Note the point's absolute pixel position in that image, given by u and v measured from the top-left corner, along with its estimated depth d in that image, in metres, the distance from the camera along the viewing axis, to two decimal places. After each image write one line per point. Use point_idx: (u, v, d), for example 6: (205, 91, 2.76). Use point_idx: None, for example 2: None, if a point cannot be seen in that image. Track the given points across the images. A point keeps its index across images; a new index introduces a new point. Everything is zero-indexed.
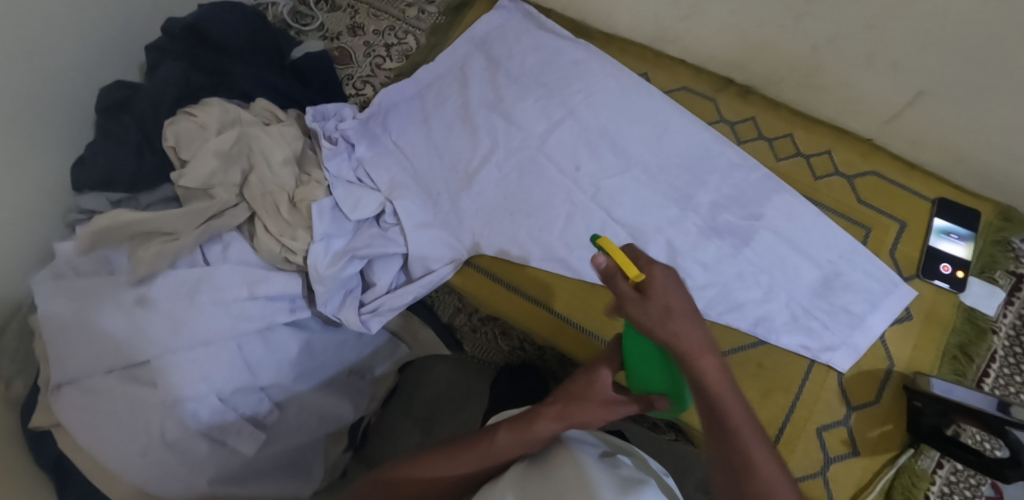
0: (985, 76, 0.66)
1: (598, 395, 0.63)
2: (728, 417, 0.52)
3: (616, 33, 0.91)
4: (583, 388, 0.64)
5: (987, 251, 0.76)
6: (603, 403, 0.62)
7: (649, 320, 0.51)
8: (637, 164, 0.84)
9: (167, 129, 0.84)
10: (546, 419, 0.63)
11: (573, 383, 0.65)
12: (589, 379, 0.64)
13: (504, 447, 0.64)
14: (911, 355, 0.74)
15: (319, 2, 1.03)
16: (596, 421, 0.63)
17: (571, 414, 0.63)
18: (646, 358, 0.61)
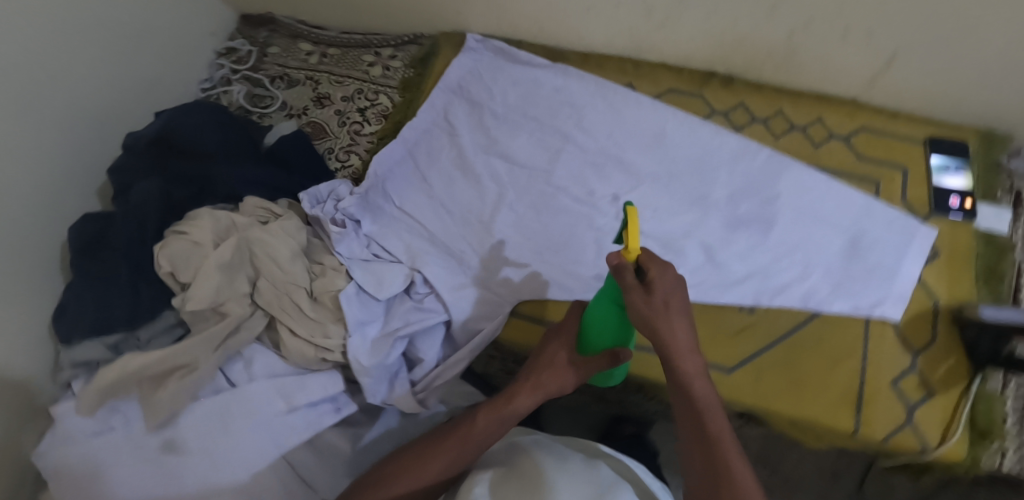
0: (951, 26, 0.71)
1: (562, 357, 0.71)
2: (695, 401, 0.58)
3: (591, 51, 0.91)
4: (550, 358, 0.71)
5: (984, 177, 0.82)
6: (570, 363, 0.70)
7: (643, 308, 0.57)
8: (646, 174, 0.85)
9: (160, 255, 0.77)
10: (519, 394, 0.70)
11: (539, 357, 0.72)
12: (555, 347, 0.72)
13: (483, 430, 0.68)
14: (950, 289, 0.78)
15: (276, 81, 1.01)
16: (567, 381, 0.70)
17: (541, 382, 0.69)
18: (608, 317, 0.66)
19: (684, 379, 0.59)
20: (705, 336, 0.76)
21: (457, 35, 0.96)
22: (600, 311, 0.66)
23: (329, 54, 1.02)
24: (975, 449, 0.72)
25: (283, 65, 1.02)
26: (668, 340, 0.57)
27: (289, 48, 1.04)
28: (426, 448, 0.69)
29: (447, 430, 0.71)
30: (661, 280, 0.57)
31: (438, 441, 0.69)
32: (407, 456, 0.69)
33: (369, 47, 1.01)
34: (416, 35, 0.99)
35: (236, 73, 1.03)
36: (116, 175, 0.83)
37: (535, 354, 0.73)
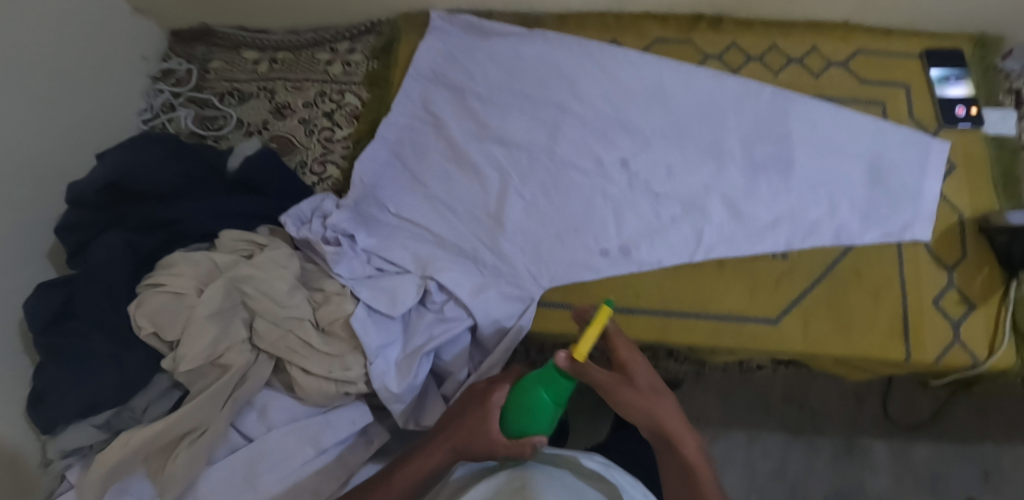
0: None
1: (487, 427, 0.60)
2: (689, 460, 0.57)
3: (568, 12, 0.85)
4: (479, 421, 0.60)
5: (984, 81, 0.81)
6: (489, 435, 0.59)
7: (617, 387, 0.59)
8: (654, 131, 0.79)
9: (138, 316, 0.68)
10: (432, 455, 0.61)
11: (462, 418, 0.62)
12: (481, 415, 0.61)
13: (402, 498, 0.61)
14: (972, 200, 0.77)
15: (225, 97, 0.91)
16: (483, 453, 0.60)
17: (459, 442, 0.61)
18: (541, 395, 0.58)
19: (677, 442, 0.57)
20: (745, 289, 0.73)
21: (420, 15, 0.88)
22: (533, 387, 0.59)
23: (278, 58, 0.92)
24: None
25: (230, 79, 0.92)
26: (652, 414, 0.58)
27: (232, 59, 0.93)
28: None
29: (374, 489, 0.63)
30: (634, 364, 0.61)
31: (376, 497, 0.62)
32: None
33: (322, 43, 0.91)
34: (372, 22, 0.90)
35: (178, 97, 0.92)
36: (66, 234, 0.72)
37: (463, 410, 0.63)
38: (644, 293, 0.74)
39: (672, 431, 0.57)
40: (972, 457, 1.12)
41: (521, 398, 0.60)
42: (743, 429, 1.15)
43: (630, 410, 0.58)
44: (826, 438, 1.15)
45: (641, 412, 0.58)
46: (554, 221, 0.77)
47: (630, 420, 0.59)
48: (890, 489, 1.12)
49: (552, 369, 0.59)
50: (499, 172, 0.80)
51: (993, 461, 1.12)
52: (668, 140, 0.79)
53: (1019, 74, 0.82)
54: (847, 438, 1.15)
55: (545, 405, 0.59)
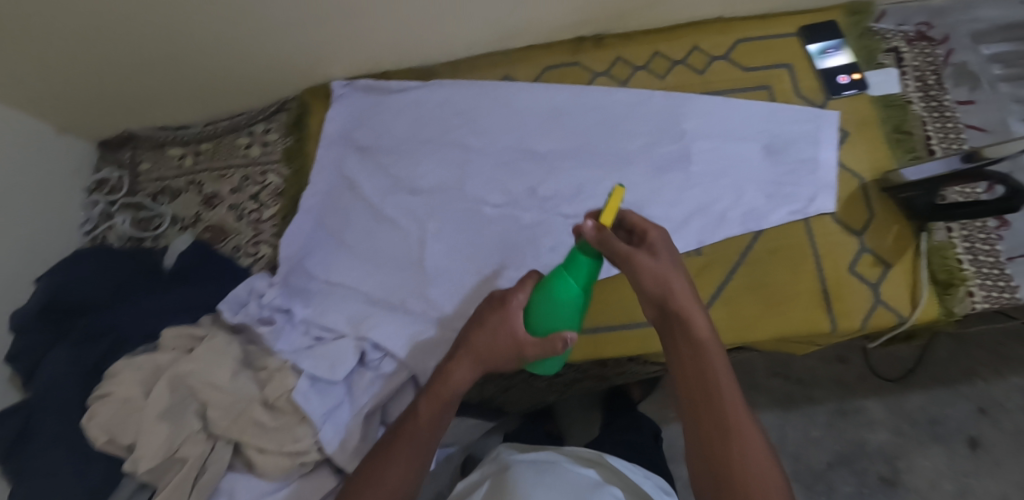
0: None
1: (506, 330, 0.65)
2: (697, 329, 0.61)
3: (459, 58, 0.88)
4: (497, 333, 0.66)
5: (862, 45, 0.83)
6: (511, 337, 0.65)
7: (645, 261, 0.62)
8: (559, 156, 0.82)
9: (91, 429, 0.71)
10: (452, 371, 0.68)
11: (480, 335, 0.67)
12: (503, 317, 0.66)
13: (430, 416, 0.68)
14: (869, 162, 0.79)
15: (158, 197, 0.95)
16: (506, 355, 0.65)
17: (473, 347, 0.67)
18: (572, 295, 0.62)
19: (686, 315, 0.62)
20: None
21: (323, 86, 0.92)
22: (564, 285, 0.62)
23: (201, 151, 0.96)
24: (946, 301, 0.74)
25: (160, 179, 0.96)
26: (663, 284, 0.62)
27: (159, 159, 0.97)
28: (390, 440, 0.68)
29: (400, 421, 0.69)
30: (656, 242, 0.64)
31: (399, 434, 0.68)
32: (377, 452, 0.68)
33: (239, 129, 0.95)
34: (280, 102, 0.94)
35: (114, 204, 0.96)
36: (18, 361, 0.75)
37: (479, 324, 0.67)
38: None
39: (682, 303, 0.62)
40: (966, 395, 1.18)
41: (543, 296, 0.63)
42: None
43: (641, 278, 0.62)
44: (819, 404, 1.20)
45: (657, 280, 0.62)
46: (476, 257, 0.80)
47: (643, 293, 0.63)
48: (891, 442, 1.17)
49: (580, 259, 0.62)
50: (419, 222, 0.83)
51: (988, 397, 1.17)
52: (571, 161, 0.82)
53: (895, 33, 0.85)
54: (839, 400, 1.20)
55: (571, 300, 0.62)
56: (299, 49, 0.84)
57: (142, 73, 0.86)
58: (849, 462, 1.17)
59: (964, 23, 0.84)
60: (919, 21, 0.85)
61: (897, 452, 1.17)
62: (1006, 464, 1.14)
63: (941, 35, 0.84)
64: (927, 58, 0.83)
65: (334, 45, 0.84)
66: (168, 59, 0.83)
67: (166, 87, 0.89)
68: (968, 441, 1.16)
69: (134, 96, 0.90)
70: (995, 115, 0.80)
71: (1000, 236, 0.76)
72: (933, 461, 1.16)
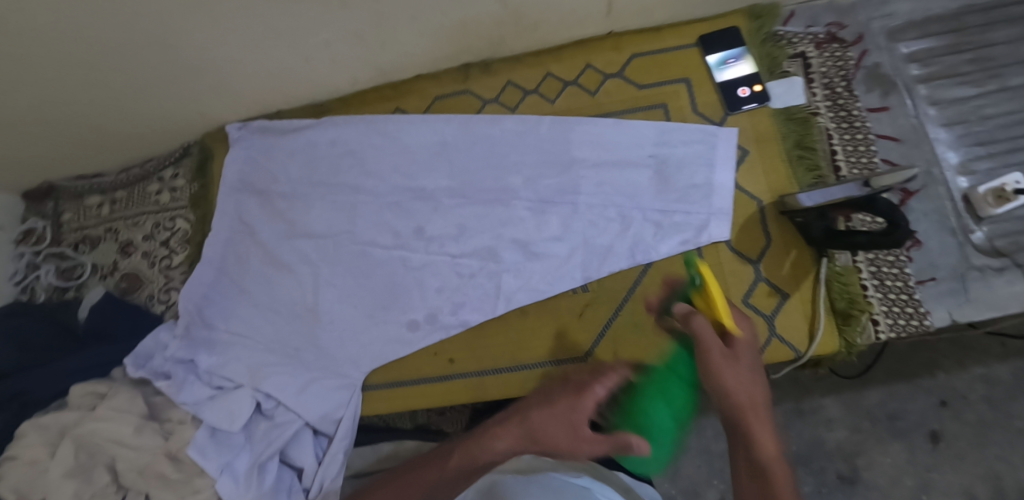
0: None
1: (575, 412, 0.63)
2: (756, 426, 0.60)
3: (347, 93, 0.86)
4: (562, 412, 0.63)
5: (764, 53, 0.78)
6: (575, 422, 0.63)
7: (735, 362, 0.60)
8: (447, 192, 0.80)
9: (3, 488, 0.74)
10: (500, 430, 0.66)
11: (547, 413, 0.64)
12: (571, 402, 0.64)
13: (455, 472, 0.66)
14: (769, 182, 0.74)
15: (80, 246, 0.97)
16: (563, 438, 0.62)
17: (532, 423, 0.64)
18: (670, 407, 0.65)
19: (750, 413, 0.60)
20: (551, 330, 0.74)
21: (222, 128, 0.92)
22: (670, 393, 0.65)
23: (117, 198, 0.97)
24: (845, 333, 0.69)
25: (81, 228, 0.98)
26: (739, 387, 0.61)
27: (79, 209, 0.99)
28: (403, 482, 0.67)
29: (430, 462, 0.67)
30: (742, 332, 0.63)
31: (417, 476, 0.67)
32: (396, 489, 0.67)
33: (149, 175, 0.96)
34: (185, 145, 0.94)
35: (39, 254, 0.97)
36: None
37: (553, 401, 0.65)
38: (456, 357, 0.76)
39: (746, 406, 0.61)
40: (926, 388, 0.95)
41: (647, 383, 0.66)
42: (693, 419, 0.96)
43: (722, 377, 0.60)
44: (774, 404, 0.97)
45: (740, 383, 0.60)
46: (366, 300, 0.80)
47: (715, 390, 0.62)
48: (851, 440, 0.95)
49: (681, 358, 0.65)
50: (312, 266, 0.82)
51: (949, 388, 0.94)
52: (455, 196, 0.80)
53: (803, 36, 0.79)
54: (795, 399, 0.98)
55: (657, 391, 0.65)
56: (186, 100, 0.84)
57: (39, 135, 0.87)
58: (807, 461, 0.95)
59: (876, 20, 0.78)
60: (829, 21, 0.79)
61: (856, 449, 0.95)
62: (970, 458, 0.92)
63: (854, 35, 0.78)
64: (837, 61, 0.78)
65: (219, 94, 0.83)
66: (55, 114, 0.83)
67: (69, 144, 0.90)
68: (927, 435, 0.94)
69: (39, 156, 0.91)
70: (907, 121, 0.75)
71: (909, 258, 0.71)
72: (893, 458, 0.94)
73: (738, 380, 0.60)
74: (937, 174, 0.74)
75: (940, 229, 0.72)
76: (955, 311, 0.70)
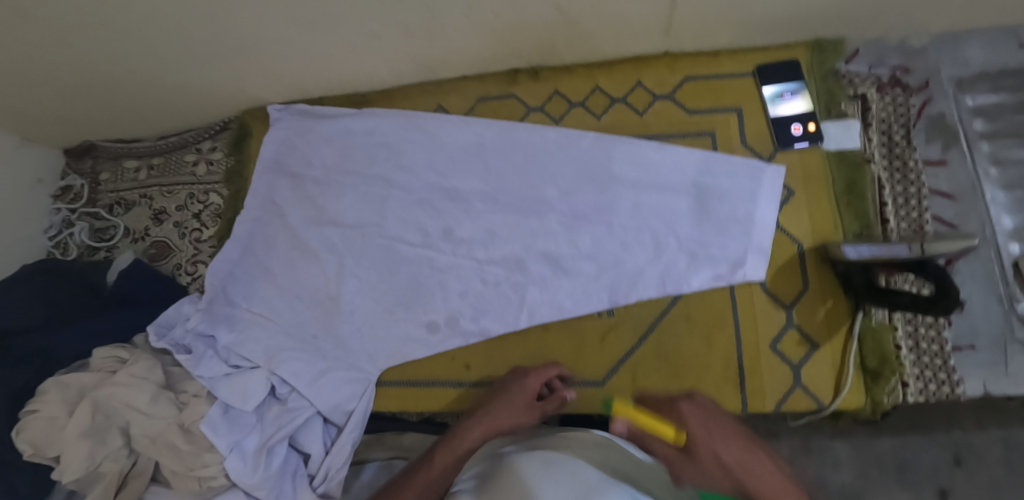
0: None
1: (525, 400, 0.70)
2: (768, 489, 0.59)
3: (390, 86, 0.85)
4: (517, 404, 0.69)
5: (823, 90, 0.75)
6: (529, 406, 0.69)
7: (697, 423, 0.65)
8: (480, 196, 0.79)
9: (20, 440, 0.76)
10: (472, 434, 0.68)
11: (505, 408, 0.69)
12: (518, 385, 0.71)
13: (443, 467, 0.66)
14: (812, 226, 0.72)
15: (115, 207, 0.99)
16: (526, 428, 0.69)
17: (491, 408, 0.69)
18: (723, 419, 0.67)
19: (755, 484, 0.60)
20: (570, 351, 0.74)
21: (264, 108, 0.92)
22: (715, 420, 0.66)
23: (154, 164, 0.98)
24: (872, 391, 0.68)
25: (117, 190, 0.99)
26: (717, 456, 0.62)
27: (116, 171, 1.00)
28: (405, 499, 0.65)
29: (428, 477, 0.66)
30: (689, 415, 0.66)
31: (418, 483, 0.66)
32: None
33: (188, 145, 0.97)
34: (226, 120, 0.95)
35: (76, 212, 1.00)
36: None
37: (503, 401, 0.69)
38: (472, 365, 0.77)
39: (738, 466, 0.62)
40: (941, 441, 0.86)
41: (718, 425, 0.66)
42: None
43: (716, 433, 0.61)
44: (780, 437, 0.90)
45: (715, 458, 0.62)
46: (388, 296, 0.80)
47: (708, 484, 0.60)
48: (856, 484, 0.87)
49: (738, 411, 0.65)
50: (337, 255, 0.82)
51: (966, 445, 0.85)
52: (485, 201, 0.79)
53: (866, 77, 0.76)
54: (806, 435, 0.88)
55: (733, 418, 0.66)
56: (231, 76, 0.84)
57: (83, 94, 0.87)
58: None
59: (946, 67, 0.74)
60: (895, 64, 0.76)
61: (859, 494, 0.87)
62: None
63: (920, 80, 0.75)
64: (898, 107, 0.75)
65: (264, 74, 0.83)
66: (107, 79, 0.84)
67: (114, 106, 0.90)
68: (937, 493, 0.85)
69: (80, 114, 0.92)
70: (966, 179, 0.72)
71: (948, 322, 0.69)
72: None
73: (712, 453, 0.62)
74: (990, 237, 0.71)
75: (986, 294, 0.70)
76: (991, 383, 0.68)
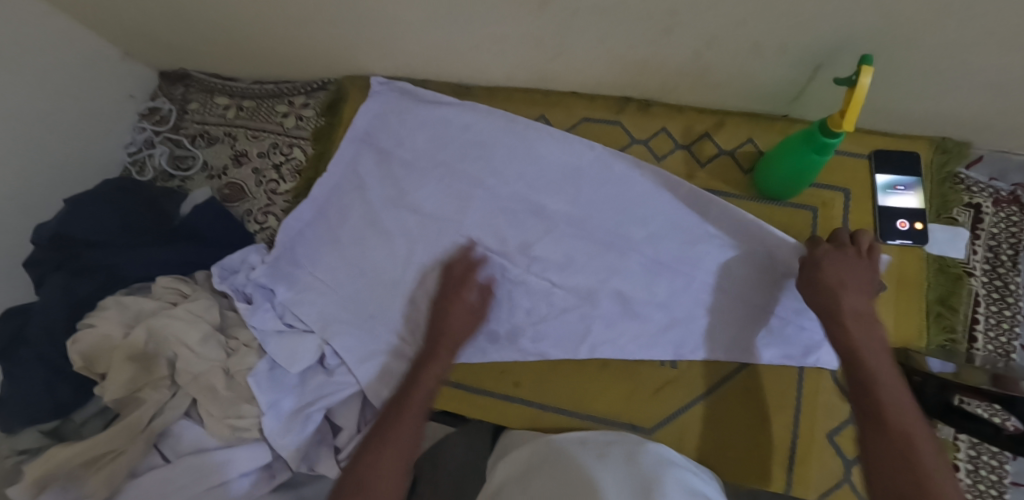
0: (890, 20, 0.57)
1: (464, 309, 0.74)
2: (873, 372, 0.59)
3: (497, 86, 0.84)
4: (458, 314, 0.74)
5: (938, 193, 0.73)
6: (468, 312, 0.74)
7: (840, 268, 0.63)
8: (562, 217, 0.77)
9: (72, 351, 0.77)
10: (431, 373, 0.72)
11: (449, 321, 0.74)
12: (450, 299, 0.75)
13: (410, 431, 0.67)
14: (897, 329, 0.70)
15: (197, 139, 0.99)
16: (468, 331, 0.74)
17: (439, 337, 0.73)
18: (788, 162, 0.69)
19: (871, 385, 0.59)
20: (623, 392, 0.74)
21: (364, 77, 0.91)
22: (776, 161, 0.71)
23: (244, 106, 0.98)
24: None
25: (202, 122, 0.99)
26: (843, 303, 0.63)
27: (205, 104, 1.00)
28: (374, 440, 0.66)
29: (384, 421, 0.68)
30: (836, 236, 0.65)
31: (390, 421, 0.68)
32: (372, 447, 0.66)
33: (281, 96, 0.96)
34: (324, 80, 0.94)
35: (158, 134, 1.00)
36: (30, 269, 0.81)
37: (445, 316, 0.74)
38: (522, 382, 0.77)
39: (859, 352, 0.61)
40: None
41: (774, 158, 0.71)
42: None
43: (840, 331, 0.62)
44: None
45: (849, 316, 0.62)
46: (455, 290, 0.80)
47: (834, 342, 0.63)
48: None
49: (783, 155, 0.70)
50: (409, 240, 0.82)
51: None
52: (569, 226, 0.76)
53: (984, 187, 0.74)
54: None
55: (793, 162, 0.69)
56: (344, 42, 0.83)
57: (197, 26, 0.87)
58: None
59: None
60: (1017, 181, 0.73)
61: None
62: None
63: None
64: (1010, 226, 0.73)
65: (377, 47, 0.82)
66: (224, 19, 0.84)
67: (222, 45, 0.91)
68: None
69: (185, 43, 0.92)
70: None
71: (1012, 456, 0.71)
72: None
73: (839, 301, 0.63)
74: None
75: None
76: None
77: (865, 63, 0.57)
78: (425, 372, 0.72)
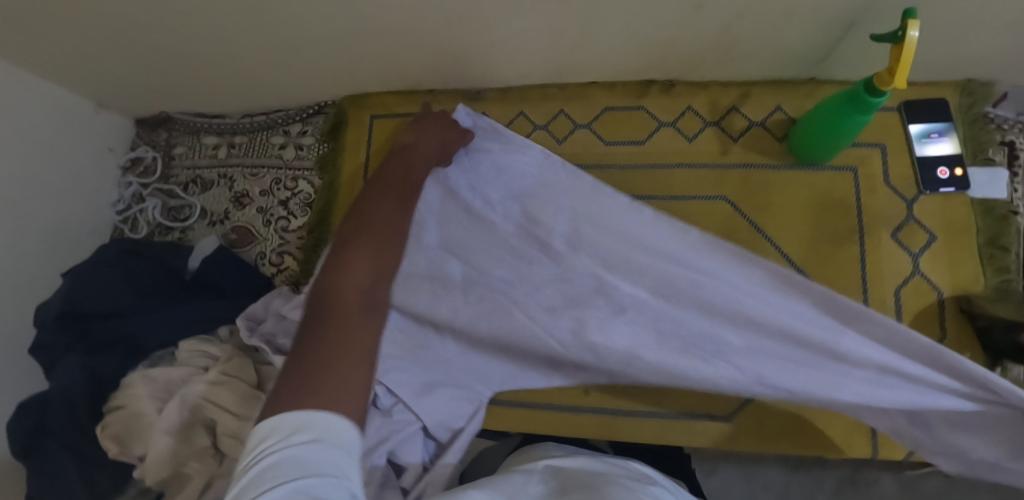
0: None
1: (436, 138, 0.70)
2: None
3: (511, 86, 0.80)
4: (431, 139, 0.70)
5: (970, 135, 0.73)
6: (439, 140, 0.70)
7: None
8: (641, 274, 0.67)
9: (104, 436, 0.71)
10: (386, 199, 0.63)
11: (425, 142, 0.70)
12: (425, 137, 0.70)
13: (365, 274, 0.54)
14: (954, 276, 0.70)
15: (190, 186, 0.94)
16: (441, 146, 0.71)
17: (393, 184, 0.65)
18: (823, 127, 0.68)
19: None
20: None
21: (365, 95, 0.86)
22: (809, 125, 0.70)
23: (235, 143, 0.93)
24: None
25: (193, 167, 0.94)
26: None
27: (194, 146, 0.95)
28: (331, 324, 0.50)
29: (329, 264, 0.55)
30: None
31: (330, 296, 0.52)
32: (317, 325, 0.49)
33: (275, 126, 0.91)
34: (320, 104, 0.89)
35: (147, 187, 0.95)
36: (37, 354, 0.74)
37: (420, 139, 0.70)
38: (592, 390, 0.75)
39: None
40: None
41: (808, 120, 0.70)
42: (741, 463, 0.87)
43: None
44: (829, 468, 0.86)
45: None
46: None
47: None
48: None
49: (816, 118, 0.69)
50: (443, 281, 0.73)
51: None
52: (642, 284, 0.67)
53: (1013, 124, 0.74)
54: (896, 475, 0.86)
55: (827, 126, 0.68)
56: (342, 62, 0.78)
57: (174, 66, 0.80)
58: None
59: None
60: None
61: None
62: None
63: None
64: None
65: (379, 63, 0.77)
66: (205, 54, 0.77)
67: (205, 82, 0.84)
68: None
69: (162, 84, 0.85)
70: None
71: None
72: None
73: None
74: None
75: None
76: None
77: (909, 17, 0.54)
78: (347, 233, 0.58)
